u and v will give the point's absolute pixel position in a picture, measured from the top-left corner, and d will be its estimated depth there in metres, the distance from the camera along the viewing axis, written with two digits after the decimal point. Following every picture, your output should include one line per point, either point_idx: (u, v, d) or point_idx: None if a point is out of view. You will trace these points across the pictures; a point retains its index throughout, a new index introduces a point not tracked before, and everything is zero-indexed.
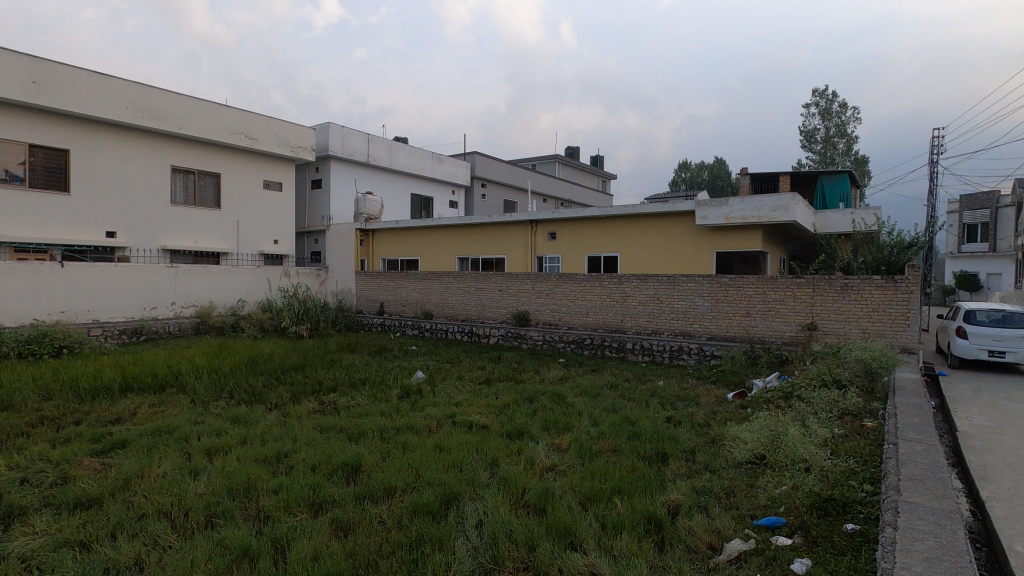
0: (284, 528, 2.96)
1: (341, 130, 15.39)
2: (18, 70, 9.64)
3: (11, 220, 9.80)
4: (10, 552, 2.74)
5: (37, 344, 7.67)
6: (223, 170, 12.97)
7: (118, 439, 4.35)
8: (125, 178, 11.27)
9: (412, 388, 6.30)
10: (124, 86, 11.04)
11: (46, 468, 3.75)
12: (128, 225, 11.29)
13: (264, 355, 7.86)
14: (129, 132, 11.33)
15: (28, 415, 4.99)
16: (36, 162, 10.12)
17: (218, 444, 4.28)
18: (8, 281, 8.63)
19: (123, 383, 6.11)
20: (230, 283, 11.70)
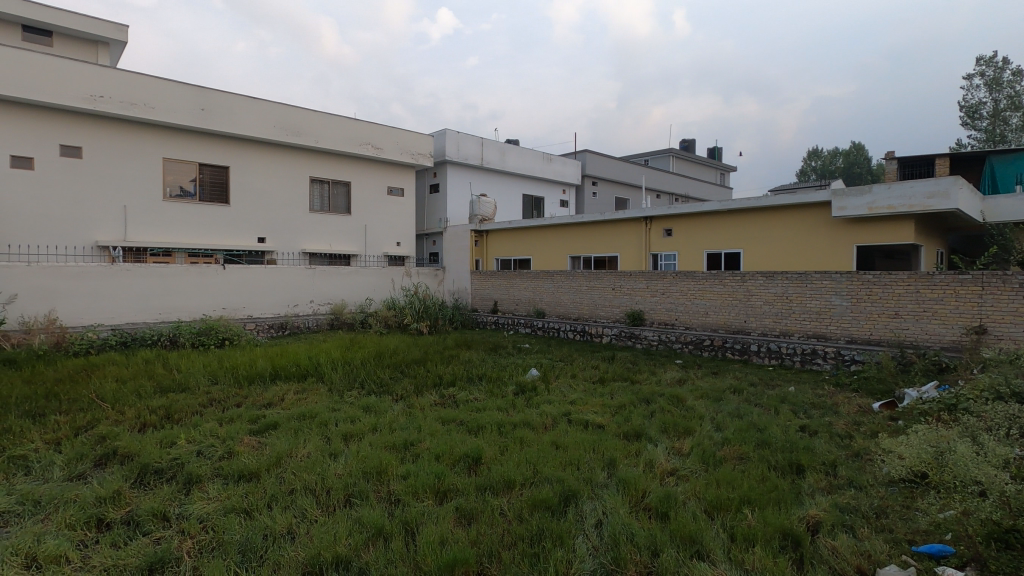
0: (413, 512, 3.13)
1: (457, 135, 16.04)
2: (190, 100, 11.20)
3: (186, 228, 11.40)
4: (191, 513, 3.18)
5: (205, 335, 8.86)
6: (353, 178, 14.06)
7: (270, 421, 4.88)
8: (272, 189, 12.63)
9: (527, 385, 6.38)
10: (271, 108, 12.36)
11: (215, 444, 4.31)
12: (274, 231, 12.66)
13: (389, 350, 8.40)
14: (275, 148, 12.69)
15: (201, 397, 5.78)
16: (204, 178, 11.72)
17: (353, 430, 4.65)
18: (182, 282, 10.05)
19: (273, 371, 6.86)
20: (360, 282, 12.65)
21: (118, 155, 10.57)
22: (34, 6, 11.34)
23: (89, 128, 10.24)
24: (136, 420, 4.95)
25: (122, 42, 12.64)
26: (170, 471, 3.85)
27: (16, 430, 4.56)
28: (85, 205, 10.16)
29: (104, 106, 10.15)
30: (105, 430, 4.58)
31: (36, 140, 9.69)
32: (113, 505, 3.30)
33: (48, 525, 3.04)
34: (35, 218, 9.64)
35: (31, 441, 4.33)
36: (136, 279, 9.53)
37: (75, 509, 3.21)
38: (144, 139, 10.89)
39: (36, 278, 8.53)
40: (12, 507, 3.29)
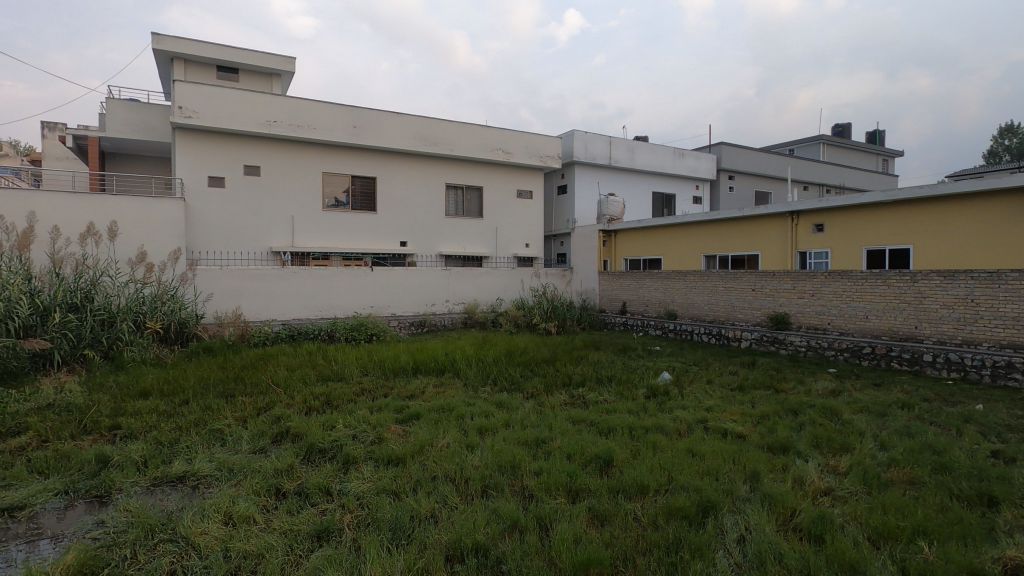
0: (546, 508, 3.19)
1: (585, 136, 16.00)
2: (344, 119, 12.43)
3: (341, 234, 12.70)
4: (350, 490, 3.54)
5: (357, 331, 9.81)
6: (485, 183, 14.63)
7: (414, 412, 5.27)
8: (412, 197, 13.59)
9: (659, 389, 6.19)
10: (413, 120, 13.27)
11: (367, 429, 4.76)
12: (415, 235, 13.62)
13: (519, 348, 8.64)
14: (415, 158, 13.62)
15: (355, 386, 6.42)
16: (355, 189, 12.97)
17: (487, 424, 4.86)
18: (338, 282, 11.19)
19: (414, 365, 7.40)
20: (491, 282, 13.12)
21: (287, 172, 12.08)
22: (225, 49, 13.36)
23: (265, 150, 11.84)
24: (303, 404, 5.62)
25: (291, 73, 14.38)
26: (331, 451, 4.32)
27: (215, 408, 5.42)
28: (262, 216, 11.76)
29: (277, 129, 11.66)
30: (280, 411, 5.27)
31: (226, 162, 11.42)
32: (288, 477, 3.79)
33: (239, 490, 3.57)
34: (226, 228, 11.38)
35: (225, 417, 5.13)
36: (301, 280, 10.81)
37: (259, 478, 3.74)
38: (307, 156, 12.30)
39: (225, 279, 10.07)
40: (214, 472, 3.92)
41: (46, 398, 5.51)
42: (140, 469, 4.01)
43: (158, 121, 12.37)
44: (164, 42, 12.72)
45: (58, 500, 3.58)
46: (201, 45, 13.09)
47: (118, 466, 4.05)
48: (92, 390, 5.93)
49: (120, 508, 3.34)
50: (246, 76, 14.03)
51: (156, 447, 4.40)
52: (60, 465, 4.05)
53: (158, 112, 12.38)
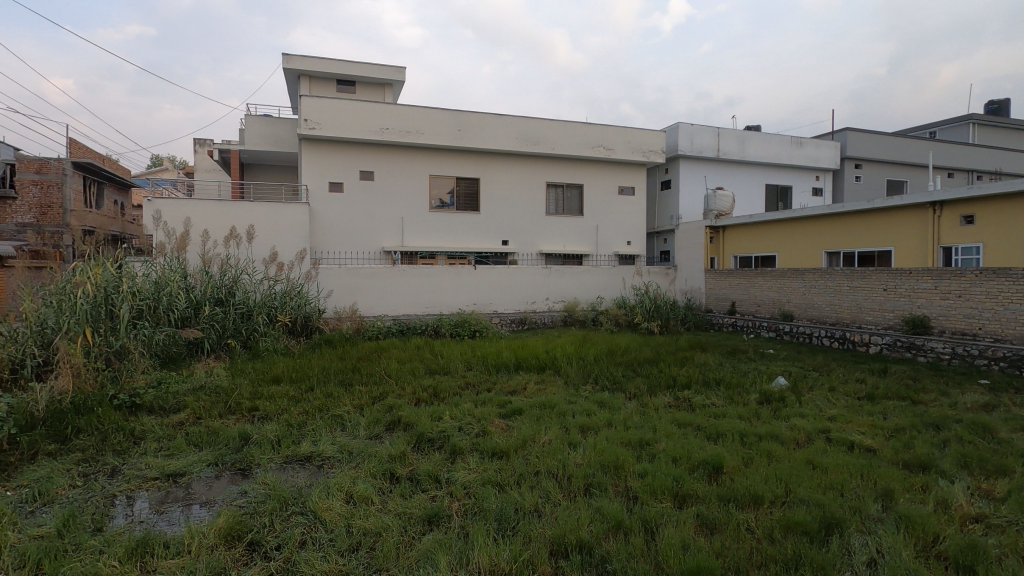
0: (652, 511, 3.12)
1: (691, 128, 15.35)
2: (450, 123, 12.90)
3: (446, 234, 13.22)
4: (457, 479, 3.69)
5: (461, 327, 10.16)
6: (585, 180, 14.52)
7: (516, 407, 5.37)
8: (514, 196, 13.82)
9: (774, 395, 5.79)
10: (515, 121, 13.47)
11: (473, 422, 4.93)
12: (516, 234, 13.85)
13: (621, 348, 8.49)
14: (517, 158, 13.83)
15: (460, 380, 6.67)
16: (460, 190, 13.45)
17: (589, 423, 4.84)
18: (443, 280, 11.66)
19: (516, 362, 7.52)
20: (591, 281, 12.98)
21: (398, 175, 12.79)
22: (344, 64, 14.39)
23: (379, 155, 12.61)
24: (413, 395, 5.94)
25: (401, 82, 15.18)
26: (439, 441, 4.53)
27: (336, 395, 5.89)
28: (375, 218, 12.57)
29: (388, 136, 12.38)
30: (392, 401, 5.61)
31: (345, 168, 12.33)
32: (400, 462, 4.04)
33: (359, 471, 3.86)
34: (345, 230, 12.32)
35: (345, 404, 5.57)
36: (410, 278, 11.40)
37: (375, 462, 4.01)
38: (416, 160, 12.94)
39: (343, 277, 10.91)
40: (336, 454, 4.27)
41: (199, 380, 6.31)
42: (274, 447, 4.46)
43: (287, 134, 13.62)
44: (292, 62, 13.98)
45: (210, 470, 4.09)
46: (323, 62, 14.21)
47: (256, 444, 4.54)
48: (234, 375, 6.68)
49: (259, 481, 3.75)
50: (362, 87, 15.02)
51: (287, 428, 4.87)
52: (210, 440, 4.62)
53: (287, 125, 13.63)
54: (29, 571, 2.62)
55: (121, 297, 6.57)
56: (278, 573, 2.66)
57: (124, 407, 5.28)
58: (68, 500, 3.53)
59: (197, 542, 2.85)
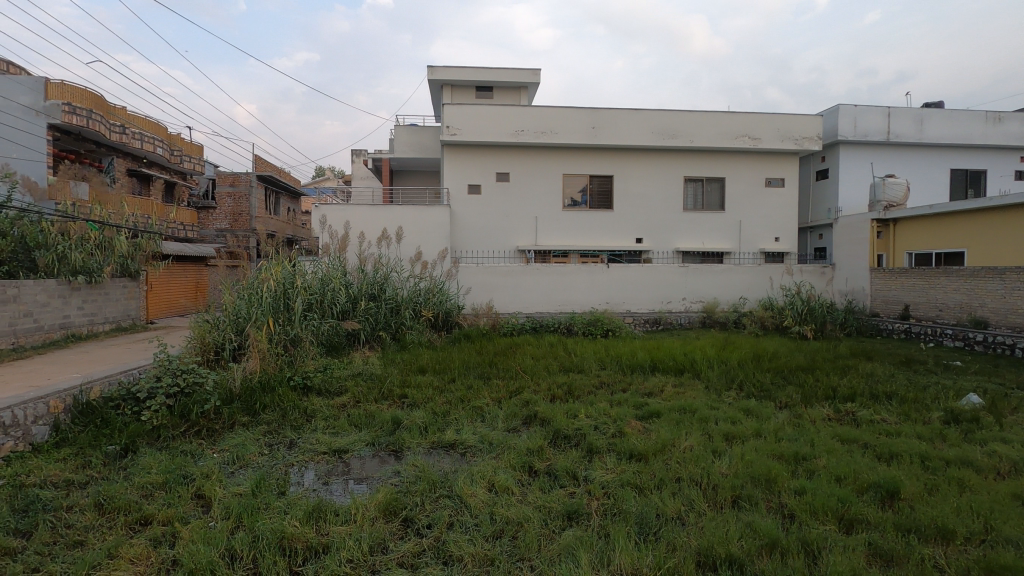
0: (814, 533, 2.84)
1: (854, 109, 13.71)
2: (584, 120, 12.86)
3: (579, 232, 13.22)
4: (595, 478, 3.67)
5: (593, 326, 10.10)
6: (728, 173, 13.62)
7: (654, 409, 5.20)
8: (649, 192, 13.40)
9: (965, 414, 4.96)
10: (651, 115, 13.05)
11: (609, 422, 4.86)
12: (650, 231, 13.43)
13: (769, 352, 7.83)
14: (653, 153, 13.38)
15: (594, 379, 6.62)
16: (593, 188, 13.36)
17: (735, 431, 4.53)
18: (575, 278, 11.66)
19: (652, 363, 7.29)
20: (734, 280, 12.11)
21: (533, 176, 13.05)
22: (483, 70, 15.00)
23: (514, 156, 12.96)
24: (548, 392, 6.02)
25: (537, 84, 15.44)
26: (575, 438, 4.54)
27: (475, 388, 6.16)
28: (511, 218, 12.95)
29: (524, 137, 12.68)
30: (528, 396, 5.74)
31: (482, 170, 12.88)
32: (539, 457, 4.12)
33: (500, 462, 4.01)
34: (482, 230, 12.87)
35: (485, 397, 5.82)
36: (543, 276, 11.57)
37: (514, 454, 4.13)
38: (550, 160, 13.09)
39: (480, 275, 11.40)
40: (478, 444, 4.47)
41: (357, 367, 6.99)
42: (422, 433, 4.79)
43: (431, 141, 14.56)
44: (437, 73, 14.91)
45: (369, 449, 4.51)
46: (463, 71, 14.96)
47: (407, 428, 4.92)
48: (386, 364, 7.30)
49: (410, 463, 4.05)
50: (499, 92, 15.55)
51: (433, 416, 5.21)
52: (367, 422, 5.10)
53: (431, 133, 14.56)
54: (233, 522, 3.09)
55: (295, 292, 7.51)
56: (430, 549, 2.86)
57: (298, 388, 6.03)
58: (258, 465, 4.12)
59: (361, 513, 3.16)
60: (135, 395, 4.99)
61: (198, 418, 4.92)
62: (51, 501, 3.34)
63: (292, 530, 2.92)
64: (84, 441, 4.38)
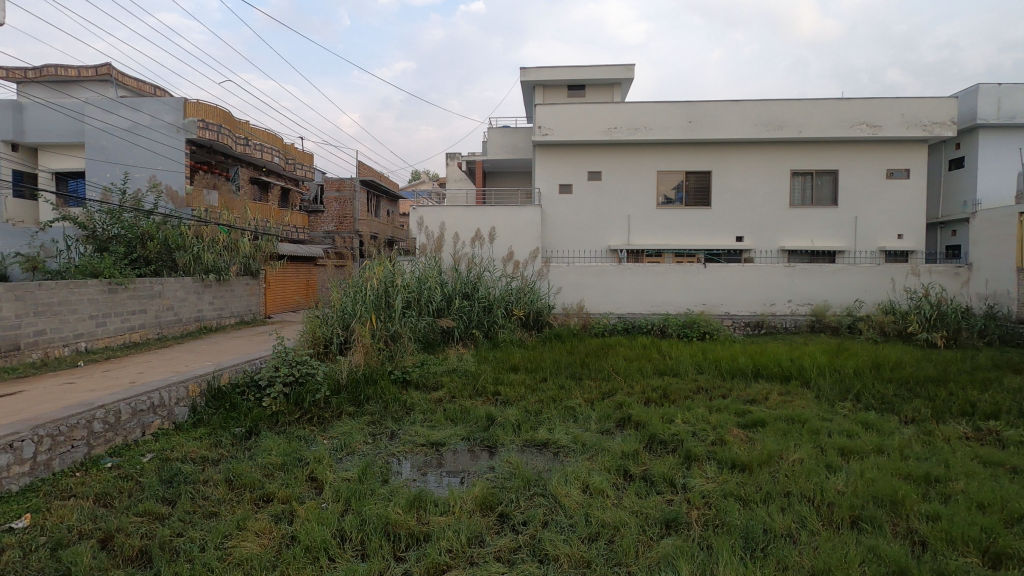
0: (951, 564, 2.54)
1: (997, 89, 12.12)
2: (680, 115, 12.39)
3: (673, 231, 12.77)
4: (694, 486, 3.51)
5: (689, 328, 9.71)
6: (842, 165, 12.54)
7: (758, 418, 4.89)
8: (751, 188, 12.65)
9: None
10: (754, 106, 12.33)
11: (708, 429, 4.64)
12: (752, 229, 12.68)
13: (891, 361, 7.10)
14: (756, 146, 12.60)
15: (691, 383, 6.35)
16: (689, 185, 12.83)
17: (852, 446, 4.15)
18: (669, 278, 11.26)
19: (755, 369, 6.86)
20: (849, 280, 11.10)
21: (625, 174, 12.77)
22: (575, 69, 14.91)
23: (607, 155, 12.76)
24: (642, 395, 5.86)
25: (630, 80, 15.11)
26: (672, 444, 4.38)
27: (567, 388, 6.13)
28: (602, 217, 12.77)
29: (617, 135, 12.45)
30: (621, 399, 5.63)
31: (574, 169, 12.82)
32: (634, 461, 4.02)
33: (594, 464, 3.96)
34: (573, 229, 12.81)
35: (577, 397, 5.78)
36: (636, 276, 11.29)
37: (609, 457, 4.06)
38: (644, 157, 12.73)
39: (571, 274, 11.35)
40: (570, 444, 4.44)
41: (452, 364, 7.21)
42: (515, 430, 4.85)
43: (523, 142, 14.71)
44: (529, 75, 15.03)
45: (464, 444, 4.62)
46: (556, 71, 14.96)
47: (501, 425, 5.00)
48: (480, 361, 7.48)
49: (504, 459, 4.11)
50: (591, 90, 15.40)
51: (526, 414, 5.25)
52: (463, 417, 5.24)
53: (523, 134, 14.71)
54: (343, 505, 3.30)
55: (395, 290, 7.89)
56: (526, 546, 2.88)
57: (398, 381, 6.33)
58: (363, 453, 4.37)
59: (459, 505, 3.25)
60: (257, 382, 5.48)
61: (310, 407, 5.31)
62: (190, 474, 3.75)
63: (395, 517, 3.07)
64: (217, 423, 4.89)
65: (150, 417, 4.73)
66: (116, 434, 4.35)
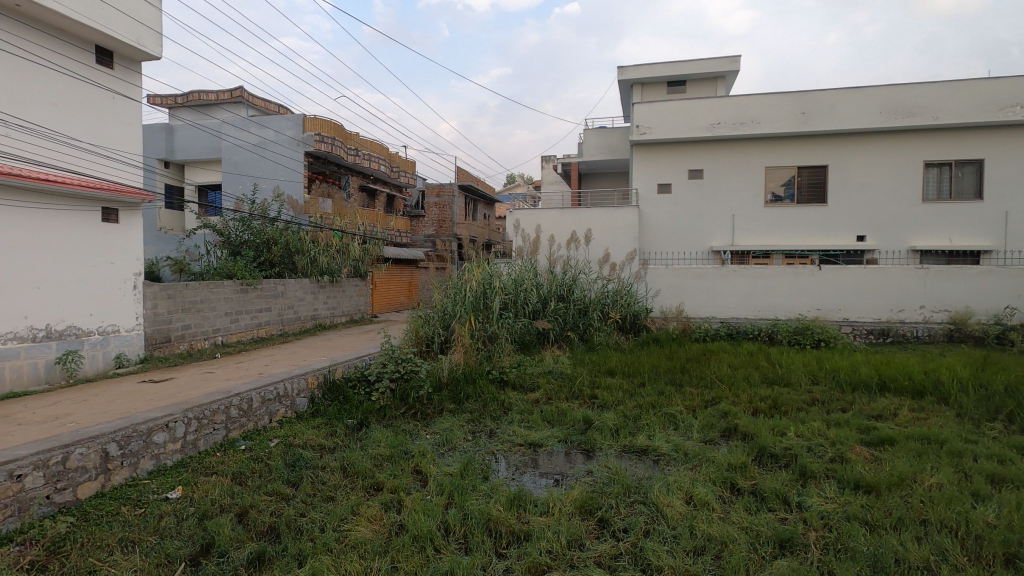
0: None
1: None
2: (792, 106, 11.58)
3: (783, 231, 11.94)
4: (811, 505, 3.26)
5: (801, 335, 9.03)
6: (988, 153, 11.05)
7: (886, 435, 4.42)
8: (875, 182, 11.50)
9: None
10: (878, 93, 11.26)
11: (825, 444, 4.29)
12: (876, 228, 11.54)
13: None
14: (881, 136, 11.45)
15: (804, 394, 5.90)
16: (802, 181, 11.92)
17: (1004, 472, 3.64)
18: (779, 282, 10.53)
19: (880, 381, 6.22)
20: (997, 284, 9.74)
21: (730, 171, 12.11)
22: (675, 65, 14.44)
23: (709, 152, 12.20)
24: (749, 404, 5.54)
25: (735, 72, 14.37)
26: (784, 458, 4.09)
27: (667, 394, 5.93)
28: (704, 217, 12.22)
29: (720, 130, 11.89)
30: (727, 407, 5.34)
31: (673, 168, 12.39)
32: (742, 474, 3.80)
33: (697, 474, 3.80)
34: (672, 230, 12.39)
35: (678, 404, 5.57)
36: (741, 279, 10.69)
37: (714, 468, 3.87)
38: (750, 153, 12.01)
39: (670, 277, 11.00)
40: (672, 453, 4.29)
41: (548, 365, 7.24)
42: (613, 435, 4.77)
43: (620, 142, 14.47)
44: (626, 73, 14.76)
45: (561, 446, 4.63)
46: (654, 67, 14.58)
47: (598, 429, 4.94)
48: (576, 364, 7.44)
49: (602, 464, 4.05)
50: (692, 86, 14.84)
51: (624, 420, 5.14)
52: (560, 419, 5.24)
53: (620, 134, 14.48)
54: (446, 498, 3.43)
55: (493, 292, 8.07)
56: (628, 554, 2.82)
57: (495, 381, 6.47)
58: (463, 449, 4.51)
59: (559, 507, 3.26)
60: (366, 377, 5.85)
61: (414, 402, 5.58)
62: (310, 460, 4.09)
63: (497, 514, 3.13)
64: (333, 414, 5.28)
65: (276, 406, 5.21)
66: (248, 420, 4.84)
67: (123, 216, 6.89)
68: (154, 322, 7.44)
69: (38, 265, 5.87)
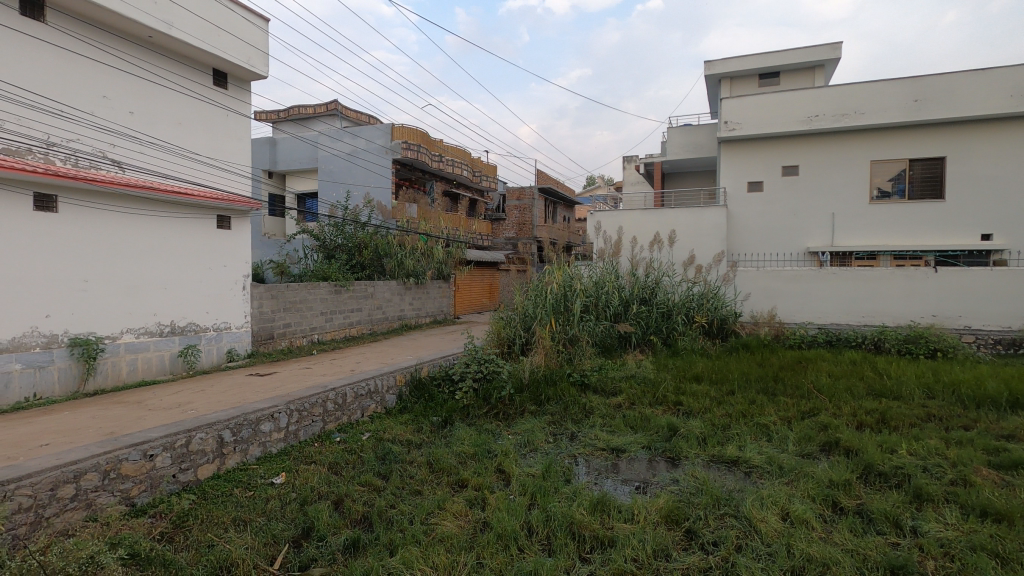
0: None
1: None
2: (902, 93, 10.58)
3: (893, 230, 10.95)
4: (929, 532, 2.96)
5: (913, 343, 8.26)
6: None
7: (1020, 458, 3.93)
8: (1005, 174, 10.27)
9: None
10: (1008, 74, 10.05)
11: (944, 465, 3.88)
12: (1006, 225, 10.31)
13: None
14: (1012, 122, 10.20)
15: (918, 409, 5.37)
16: (915, 175, 10.86)
17: None
18: (887, 286, 9.66)
19: (1011, 397, 5.54)
20: None
21: (830, 166, 11.28)
22: (767, 56, 13.69)
23: (806, 147, 11.43)
24: (852, 417, 5.12)
25: (835, 60, 13.39)
26: (895, 478, 3.75)
27: (759, 404, 5.61)
28: (801, 216, 11.47)
29: (819, 123, 11.11)
30: (827, 420, 4.97)
31: (766, 165, 11.75)
32: (845, 492, 3.52)
33: (794, 490, 3.57)
34: (765, 230, 11.74)
35: (771, 414, 5.27)
36: (843, 282, 9.92)
37: (813, 484, 3.62)
38: (853, 146, 11.13)
39: (762, 280, 10.44)
40: (764, 465, 4.06)
41: (630, 369, 7.10)
42: (701, 444, 4.59)
43: (706, 139, 13.94)
44: (714, 68, 14.19)
45: (644, 452, 4.52)
46: (745, 60, 13.90)
47: (684, 437, 4.77)
48: (660, 368, 7.24)
49: (689, 473, 3.91)
50: (787, 77, 14.00)
51: (711, 428, 4.93)
52: (643, 425, 5.11)
53: (707, 131, 13.96)
54: (528, 499, 3.45)
55: (574, 294, 8.02)
56: (718, 569, 2.70)
57: (576, 384, 6.44)
58: (545, 451, 4.53)
59: (644, 515, 3.18)
60: (451, 377, 6.02)
61: (496, 403, 5.66)
62: (399, 454, 4.27)
63: (580, 518, 3.11)
64: (419, 411, 5.48)
65: (367, 401, 5.49)
66: (343, 413, 5.13)
67: (235, 223, 7.51)
68: (260, 320, 8.09)
69: (165, 267, 6.56)
